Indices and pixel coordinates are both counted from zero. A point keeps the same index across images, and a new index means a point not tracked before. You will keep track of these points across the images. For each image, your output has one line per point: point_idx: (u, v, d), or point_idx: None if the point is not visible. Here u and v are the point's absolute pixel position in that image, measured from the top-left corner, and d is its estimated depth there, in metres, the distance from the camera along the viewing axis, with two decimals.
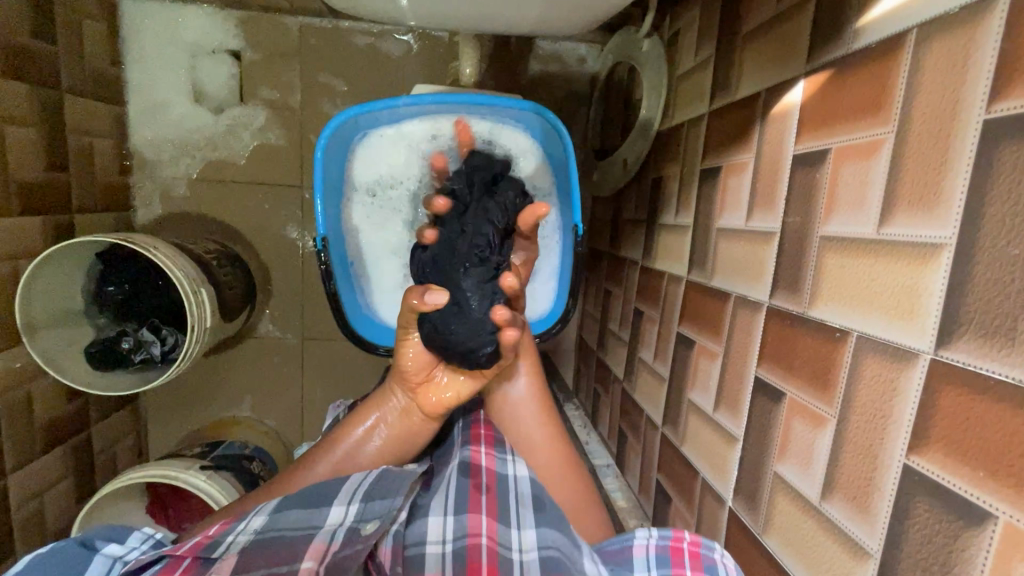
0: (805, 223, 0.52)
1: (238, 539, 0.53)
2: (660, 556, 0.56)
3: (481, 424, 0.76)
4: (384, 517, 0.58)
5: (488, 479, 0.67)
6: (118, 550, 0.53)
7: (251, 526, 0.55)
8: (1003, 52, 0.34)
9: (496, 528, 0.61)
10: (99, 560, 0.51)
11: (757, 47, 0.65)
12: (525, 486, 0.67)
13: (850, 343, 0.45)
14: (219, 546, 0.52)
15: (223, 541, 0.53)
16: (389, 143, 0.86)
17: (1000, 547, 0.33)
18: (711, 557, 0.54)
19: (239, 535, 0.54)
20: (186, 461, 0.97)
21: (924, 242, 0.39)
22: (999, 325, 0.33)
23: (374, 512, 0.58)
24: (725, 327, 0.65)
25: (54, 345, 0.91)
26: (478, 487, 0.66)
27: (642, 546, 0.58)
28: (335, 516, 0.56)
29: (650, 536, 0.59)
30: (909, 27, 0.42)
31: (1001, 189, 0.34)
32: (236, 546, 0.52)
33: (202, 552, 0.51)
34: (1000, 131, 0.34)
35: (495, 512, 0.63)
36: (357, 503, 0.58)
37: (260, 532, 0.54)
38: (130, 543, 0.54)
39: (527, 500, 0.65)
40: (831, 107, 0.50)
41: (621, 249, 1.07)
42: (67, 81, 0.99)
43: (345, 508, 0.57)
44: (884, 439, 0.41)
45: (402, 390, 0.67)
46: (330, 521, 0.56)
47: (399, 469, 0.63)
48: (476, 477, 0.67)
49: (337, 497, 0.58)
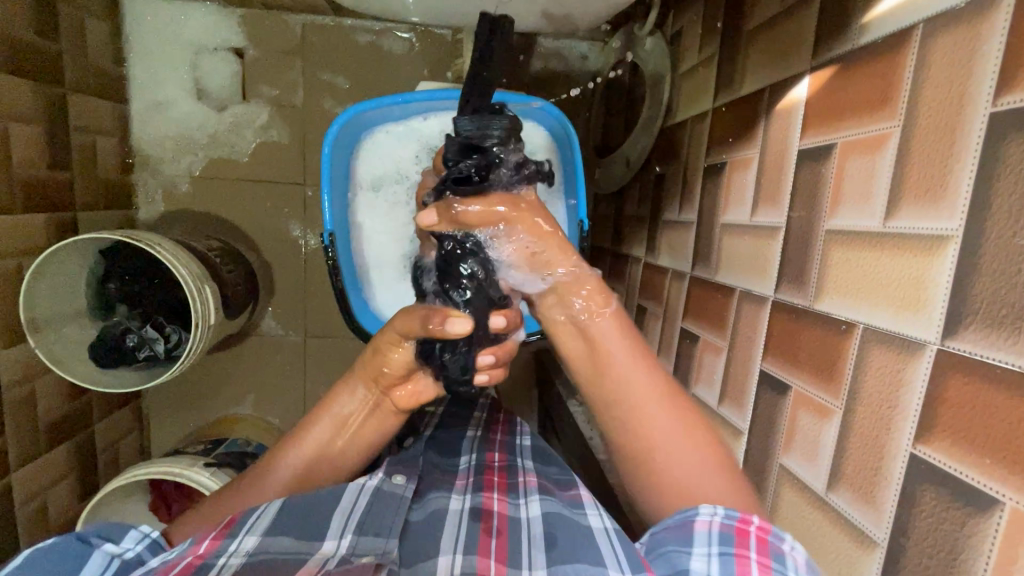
0: (811, 217, 0.53)
1: (230, 563, 0.50)
2: (723, 536, 0.46)
3: (496, 472, 0.71)
4: (380, 553, 0.54)
5: (499, 522, 0.62)
6: (114, 549, 0.52)
7: (243, 548, 0.51)
8: (1009, 45, 0.35)
9: (506, 569, 0.56)
10: (97, 558, 0.50)
11: (761, 43, 0.65)
12: (538, 527, 0.60)
13: (856, 335, 0.45)
14: (211, 569, 0.49)
15: (213, 565, 0.49)
16: (394, 140, 0.87)
17: (1007, 532, 0.33)
18: (780, 546, 0.45)
19: (231, 556, 0.50)
20: (190, 458, 0.98)
21: (931, 234, 0.39)
22: (1006, 314, 0.34)
23: (366, 546, 0.55)
24: (730, 322, 0.65)
25: (56, 341, 0.91)
26: (489, 531, 0.60)
27: (704, 522, 0.47)
28: (328, 549, 0.54)
29: (715, 510, 0.48)
30: (914, 22, 0.42)
31: (1008, 180, 0.34)
32: (228, 570, 0.49)
33: (195, 574, 0.48)
34: (1007, 123, 0.35)
35: (505, 553, 0.58)
36: (351, 535, 0.55)
37: (252, 554, 0.51)
38: (126, 543, 0.53)
39: (540, 542, 0.58)
40: (836, 102, 0.50)
41: (624, 246, 1.07)
42: (70, 77, 0.99)
43: (338, 541, 0.55)
44: (890, 429, 0.42)
45: (369, 385, 0.63)
46: (321, 552, 0.54)
47: (393, 496, 0.61)
48: (486, 521, 0.62)
49: (330, 528, 0.56)
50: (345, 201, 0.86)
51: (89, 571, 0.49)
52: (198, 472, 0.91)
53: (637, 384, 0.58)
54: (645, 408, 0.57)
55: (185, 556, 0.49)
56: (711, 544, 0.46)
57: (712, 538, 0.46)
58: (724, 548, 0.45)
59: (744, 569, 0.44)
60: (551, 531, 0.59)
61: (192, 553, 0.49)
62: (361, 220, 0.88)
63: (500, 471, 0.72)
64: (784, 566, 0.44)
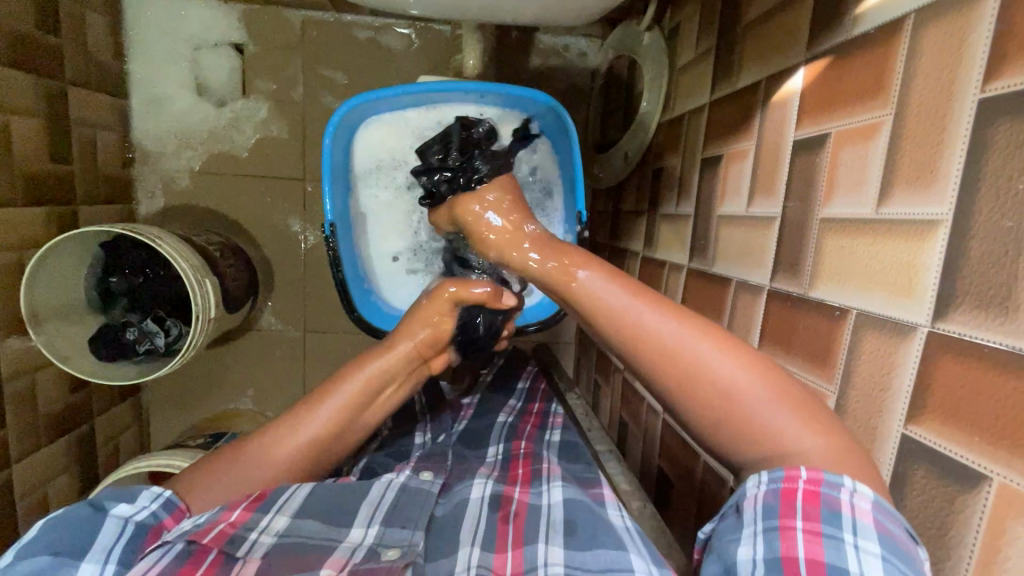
0: (805, 206, 0.54)
1: (262, 540, 0.54)
2: (767, 510, 0.41)
3: (521, 465, 0.72)
4: (405, 544, 0.55)
5: (517, 507, 0.63)
6: (127, 511, 0.54)
7: (274, 527, 0.55)
8: (997, 34, 0.36)
9: (523, 554, 0.57)
10: (112, 522, 0.52)
11: (757, 37, 0.66)
12: (557, 514, 0.60)
13: (849, 321, 0.46)
14: (242, 543, 0.53)
15: (245, 538, 0.53)
16: (394, 131, 0.87)
17: (995, 507, 0.34)
18: (836, 499, 0.39)
19: (263, 534, 0.54)
20: (190, 451, 0.98)
21: (922, 219, 0.40)
22: (994, 295, 0.35)
23: (392, 539, 0.56)
24: (726, 312, 0.66)
25: (57, 333, 0.91)
26: (506, 517, 0.61)
27: (752, 497, 0.42)
28: (353, 538, 0.56)
29: (760, 478, 0.42)
30: (906, 13, 0.43)
31: (996, 164, 0.35)
32: (260, 549, 0.53)
33: (225, 547, 0.52)
34: (995, 109, 0.36)
35: (523, 537, 0.59)
36: (377, 526, 0.57)
37: (283, 535, 0.54)
38: (139, 503, 0.54)
39: (558, 527, 0.59)
40: (830, 93, 0.51)
41: (622, 240, 1.08)
42: (71, 72, 1.00)
43: (365, 530, 0.57)
44: (882, 411, 0.42)
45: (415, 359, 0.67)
46: (349, 540, 0.56)
47: (418, 491, 0.61)
48: (504, 508, 0.62)
49: (357, 517, 0.58)
50: (345, 192, 0.87)
51: (105, 537, 0.51)
52: None
53: (659, 330, 0.49)
54: (680, 354, 0.48)
55: (217, 524, 0.54)
56: (755, 522, 0.41)
57: (757, 515, 0.41)
58: (769, 523, 0.40)
59: (789, 547, 0.39)
60: (570, 519, 0.59)
61: (225, 522, 0.54)
62: (361, 210, 0.89)
63: (525, 463, 0.72)
64: (839, 531, 0.38)
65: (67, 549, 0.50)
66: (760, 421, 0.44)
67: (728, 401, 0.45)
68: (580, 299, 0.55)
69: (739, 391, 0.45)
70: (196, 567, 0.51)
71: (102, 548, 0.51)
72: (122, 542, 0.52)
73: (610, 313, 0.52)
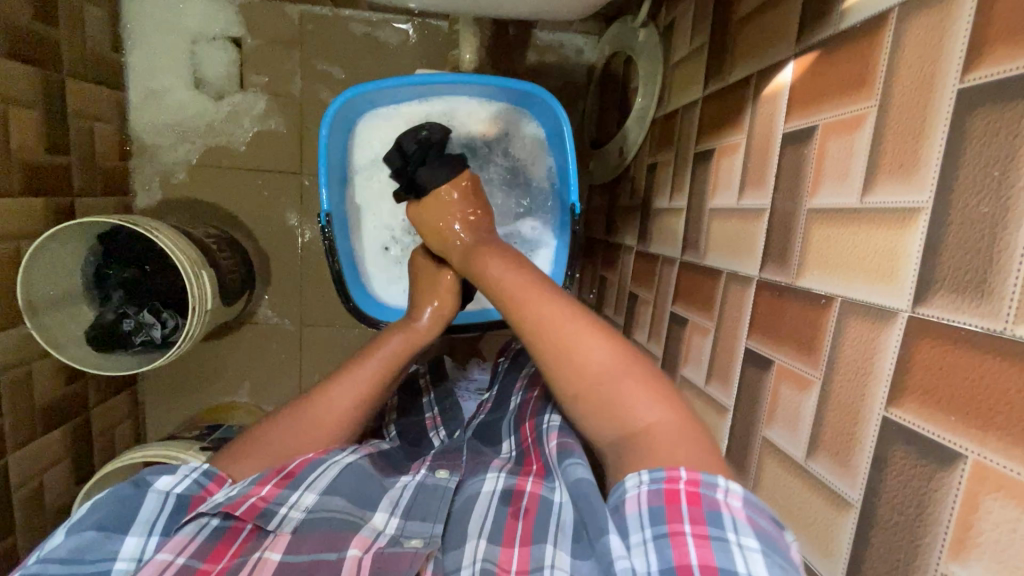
0: (793, 198, 0.55)
1: (291, 515, 0.54)
2: (654, 513, 0.44)
3: (534, 458, 0.64)
4: (427, 534, 0.54)
5: (529, 503, 0.56)
6: (169, 483, 0.55)
7: (304, 502, 0.55)
8: (976, 25, 0.37)
9: (530, 552, 0.51)
10: (153, 496, 0.53)
11: (748, 33, 0.67)
12: (569, 512, 0.53)
13: (834, 308, 0.47)
14: (273, 517, 0.54)
15: (276, 513, 0.54)
16: (388, 124, 0.88)
17: (970, 483, 0.35)
18: (714, 499, 0.44)
19: (292, 509, 0.54)
20: (185, 442, 0.98)
21: (905, 207, 0.41)
22: (970, 279, 0.36)
23: (414, 530, 0.55)
24: (717, 303, 0.67)
25: (56, 323, 0.92)
26: (516, 513, 0.55)
27: (634, 498, 0.46)
28: (377, 522, 0.56)
29: (640, 480, 0.46)
30: (891, 6, 0.44)
31: (973, 152, 0.36)
32: (289, 522, 0.54)
33: (258, 520, 0.53)
34: (973, 99, 0.37)
35: (530, 537, 0.52)
36: (399, 517, 0.56)
37: (312, 509, 0.55)
38: (179, 475, 0.55)
39: (568, 528, 0.52)
40: (818, 86, 0.52)
41: (616, 236, 1.09)
42: (69, 63, 1.00)
43: (388, 517, 0.56)
44: (865, 395, 0.43)
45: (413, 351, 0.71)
46: (372, 524, 0.56)
47: (435, 489, 0.60)
48: (514, 503, 0.56)
49: (382, 502, 0.58)
50: (341, 184, 0.87)
51: (146, 512, 0.52)
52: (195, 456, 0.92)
53: (541, 308, 0.58)
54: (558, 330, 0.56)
55: (249, 497, 0.54)
56: (644, 528, 0.44)
57: (645, 520, 0.44)
58: (658, 530, 0.43)
59: (682, 554, 0.42)
60: (579, 517, 0.52)
61: (256, 496, 0.54)
62: (357, 203, 0.90)
63: (538, 453, 0.64)
64: (722, 531, 0.42)
65: (112, 524, 0.51)
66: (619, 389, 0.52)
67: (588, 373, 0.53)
68: (491, 282, 0.64)
69: (587, 358, 0.54)
70: (230, 545, 0.52)
71: (144, 522, 0.52)
72: (161, 518, 0.52)
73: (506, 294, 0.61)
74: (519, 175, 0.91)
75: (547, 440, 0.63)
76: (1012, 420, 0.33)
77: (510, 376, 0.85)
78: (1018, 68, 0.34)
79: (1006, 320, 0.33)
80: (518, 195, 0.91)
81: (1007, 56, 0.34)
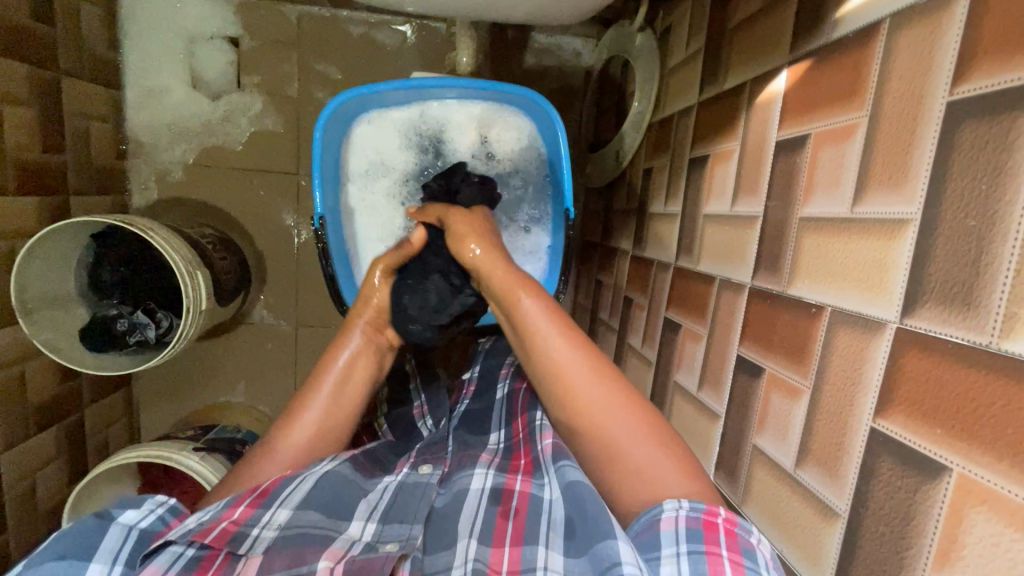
0: (785, 206, 0.55)
1: (264, 535, 0.52)
2: (690, 533, 0.44)
3: (522, 452, 0.65)
4: (403, 538, 0.54)
5: (518, 503, 0.57)
6: (133, 517, 0.52)
7: (276, 520, 0.53)
8: (965, 37, 0.37)
9: (521, 553, 0.52)
10: (115, 530, 0.50)
11: (742, 41, 0.67)
12: (559, 510, 0.54)
13: (825, 317, 0.47)
14: (245, 541, 0.51)
15: (247, 535, 0.52)
16: (383, 129, 0.89)
17: (954, 496, 0.35)
18: (749, 540, 0.44)
19: (264, 529, 0.53)
20: (179, 443, 0.98)
21: (894, 218, 0.41)
22: (958, 292, 0.36)
23: (390, 534, 0.55)
24: (709, 310, 0.67)
25: (48, 324, 0.91)
26: (506, 514, 0.56)
27: (670, 518, 0.45)
28: (352, 532, 0.55)
29: (679, 504, 0.46)
30: (882, 17, 0.44)
31: (961, 164, 0.36)
32: (261, 544, 0.51)
33: (229, 545, 0.50)
34: (962, 111, 0.37)
35: (523, 537, 0.53)
36: (376, 523, 0.56)
37: (285, 527, 0.53)
38: (144, 509, 0.53)
39: (560, 525, 0.53)
40: (811, 95, 0.52)
41: (612, 239, 1.09)
42: (66, 62, 1.00)
43: (364, 524, 0.56)
44: (854, 405, 0.43)
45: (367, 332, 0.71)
46: (349, 533, 0.55)
47: (416, 486, 0.61)
48: (504, 503, 0.58)
49: (357, 510, 0.57)
50: (335, 188, 0.87)
51: (110, 542, 0.49)
52: (187, 456, 0.92)
53: (557, 354, 0.59)
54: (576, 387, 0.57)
55: (221, 522, 0.52)
56: (678, 543, 0.44)
57: (680, 537, 0.44)
58: (693, 546, 0.43)
59: (717, 569, 0.42)
60: (570, 514, 0.52)
61: (228, 520, 0.52)
62: (351, 206, 0.90)
63: (526, 448, 0.65)
64: (756, 565, 0.42)
65: (76, 554, 0.48)
66: (613, 438, 0.53)
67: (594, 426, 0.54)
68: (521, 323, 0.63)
69: (587, 402, 0.55)
70: (207, 571, 0.49)
71: (108, 552, 0.49)
72: (127, 547, 0.50)
73: (538, 342, 0.61)
74: (515, 189, 0.91)
75: (541, 438, 0.63)
76: (999, 434, 0.33)
77: (492, 357, 0.86)
78: (1007, 81, 0.34)
79: (992, 333, 0.33)
80: (516, 214, 0.91)
81: (996, 69, 0.34)
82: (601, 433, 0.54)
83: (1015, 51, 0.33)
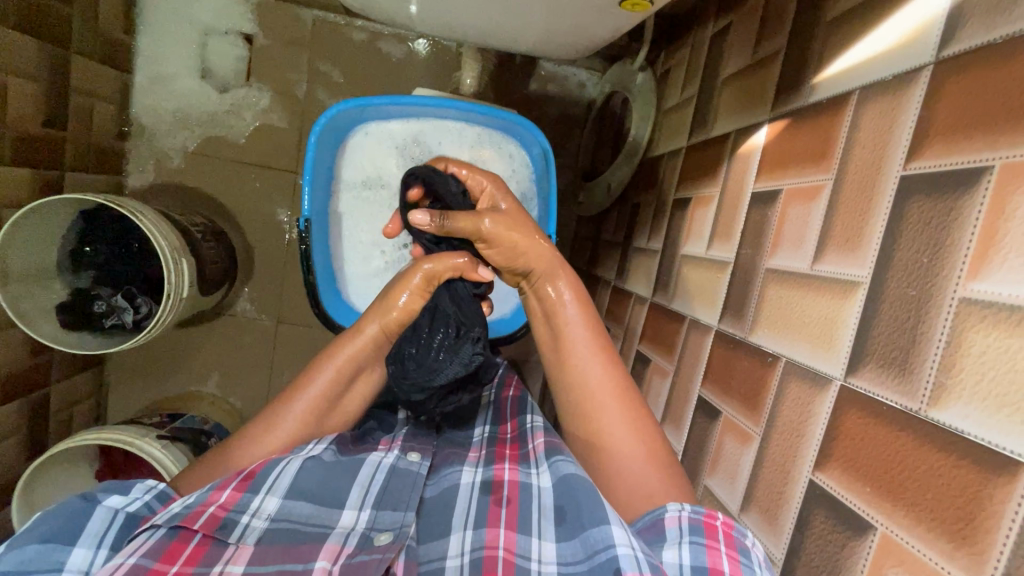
0: (754, 255, 0.56)
1: (254, 524, 0.52)
2: (693, 529, 0.47)
3: (508, 444, 0.66)
4: (398, 527, 0.54)
5: (509, 492, 0.57)
6: (120, 502, 0.51)
7: (265, 509, 0.53)
8: (920, 117, 0.39)
9: (516, 539, 0.53)
10: (102, 512, 0.50)
11: (731, 93, 0.70)
12: (548, 496, 0.56)
13: (779, 367, 0.49)
14: (234, 529, 0.51)
15: (236, 523, 0.51)
16: (379, 139, 0.90)
17: (876, 553, 0.37)
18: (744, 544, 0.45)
19: (253, 518, 0.52)
20: (143, 429, 0.96)
21: (847, 280, 0.43)
22: (894, 357, 0.37)
23: (386, 522, 0.54)
24: (677, 348, 0.69)
25: (25, 295, 0.90)
26: (498, 501, 0.56)
27: (674, 517, 0.47)
28: (346, 521, 0.54)
29: (682, 505, 0.48)
30: (853, 88, 0.47)
31: (907, 237, 0.38)
32: (252, 534, 0.51)
33: (217, 532, 0.50)
34: (912, 185, 0.39)
35: (516, 523, 0.54)
36: (369, 509, 0.55)
37: (275, 519, 0.53)
38: (132, 495, 0.52)
39: (550, 512, 0.54)
40: (786, 153, 0.54)
41: (597, 268, 1.10)
42: (77, 40, 1.01)
43: (357, 513, 0.55)
44: (796, 455, 0.45)
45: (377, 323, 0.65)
46: (342, 524, 0.54)
47: (407, 473, 0.59)
48: (496, 492, 0.58)
49: (350, 499, 0.56)
50: (326, 192, 0.89)
51: (95, 525, 0.49)
52: (150, 444, 0.90)
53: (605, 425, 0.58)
54: (575, 362, 0.61)
55: (208, 506, 0.51)
56: (682, 535, 0.46)
57: (682, 531, 0.47)
58: (695, 538, 0.46)
59: (716, 561, 0.44)
60: (560, 501, 0.54)
61: (215, 505, 0.51)
62: (340, 211, 0.91)
63: (513, 442, 0.66)
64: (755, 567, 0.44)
65: (58, 537, 0.47)
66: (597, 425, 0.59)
67: (588, 431, 0.59)
68: (571, 374, 0.61)
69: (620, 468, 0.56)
70: (185, 546, 0.49)
71: (92, 535, 0.48)
72: (112, 532, 0.49)
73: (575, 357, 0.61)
74: None
75: (531, 437, 0.64)
76: (920, 496, 0.34)
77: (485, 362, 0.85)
78: (956, 163, 0.36)
79: (921, 401, 0.35)
80: None
81: (946, 153, 0.36)
82: (589, 406, 0.59)
83: (962, 139, 0.36)
